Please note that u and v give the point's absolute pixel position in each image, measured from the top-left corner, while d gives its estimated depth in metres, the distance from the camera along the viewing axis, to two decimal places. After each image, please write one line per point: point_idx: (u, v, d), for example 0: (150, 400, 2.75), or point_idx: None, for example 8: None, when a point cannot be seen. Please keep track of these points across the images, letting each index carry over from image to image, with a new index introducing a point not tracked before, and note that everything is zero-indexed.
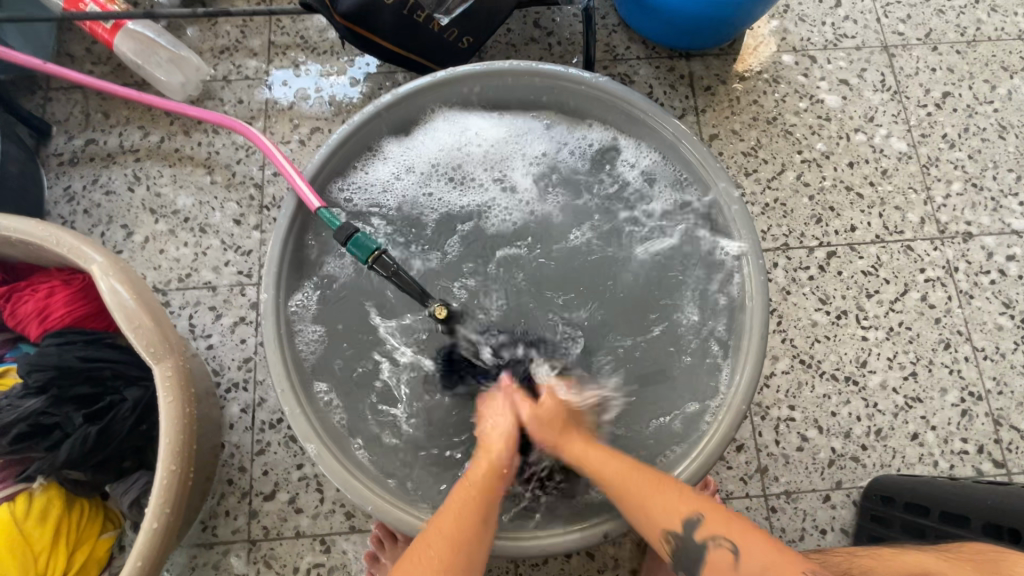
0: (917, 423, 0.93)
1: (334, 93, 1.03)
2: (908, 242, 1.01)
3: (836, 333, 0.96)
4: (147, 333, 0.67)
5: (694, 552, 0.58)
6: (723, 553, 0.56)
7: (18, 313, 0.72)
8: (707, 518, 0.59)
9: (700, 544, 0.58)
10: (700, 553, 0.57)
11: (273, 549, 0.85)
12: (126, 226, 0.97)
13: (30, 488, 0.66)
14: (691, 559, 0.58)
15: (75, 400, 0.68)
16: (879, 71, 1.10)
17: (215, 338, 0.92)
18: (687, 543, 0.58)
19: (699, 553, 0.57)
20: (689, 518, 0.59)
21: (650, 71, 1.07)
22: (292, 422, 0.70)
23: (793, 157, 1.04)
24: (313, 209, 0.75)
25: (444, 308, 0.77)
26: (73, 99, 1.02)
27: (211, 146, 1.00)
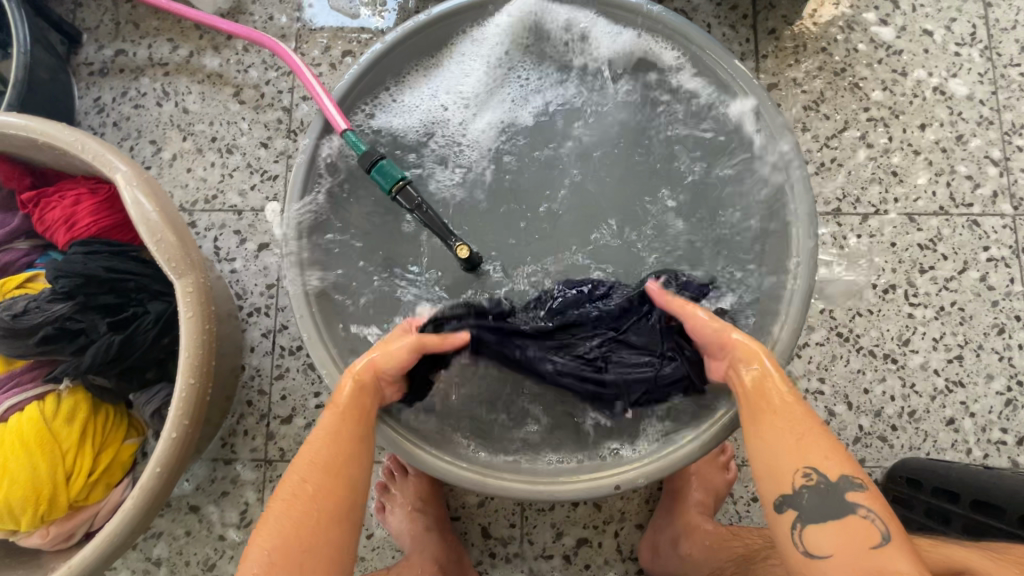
0: (955, 408, 0.88)
1: (367, 14, 0.98)
2: (975, 217, 0.92)
3: (880, 308, 0.90)
4: (169, 247, 0.66)
5: (832, 507, 0.51)
6: (869, 528, 0.50)
7: (47, 219, 0.72)
8: (867, 491, 0.51)
9: (845, 503, 0.51)
10: (838, 510, 0.51)
11: (288, 470, 0.87)
12: (155, 142, 0.96)
13: (57, 390, 0.68)
14: (820, 508, 0.51)
15: (100, 309, 0.69)
16: (970, 21, 0.98)
17: (239, 262, 0.92)
18: (827, 495, 0.51)
19: (833, 511, 0.51)
20: (849, 478, 0.51)
21: (710, 8, 0.98)
22: (311, 348, 0.70)
23: (859, 114, 0.95)
24: (340, 131, 0.72)
25: (467, 248, 0.72)
26: (103, 7, 0.99)
27: (241, 64, 0.97)
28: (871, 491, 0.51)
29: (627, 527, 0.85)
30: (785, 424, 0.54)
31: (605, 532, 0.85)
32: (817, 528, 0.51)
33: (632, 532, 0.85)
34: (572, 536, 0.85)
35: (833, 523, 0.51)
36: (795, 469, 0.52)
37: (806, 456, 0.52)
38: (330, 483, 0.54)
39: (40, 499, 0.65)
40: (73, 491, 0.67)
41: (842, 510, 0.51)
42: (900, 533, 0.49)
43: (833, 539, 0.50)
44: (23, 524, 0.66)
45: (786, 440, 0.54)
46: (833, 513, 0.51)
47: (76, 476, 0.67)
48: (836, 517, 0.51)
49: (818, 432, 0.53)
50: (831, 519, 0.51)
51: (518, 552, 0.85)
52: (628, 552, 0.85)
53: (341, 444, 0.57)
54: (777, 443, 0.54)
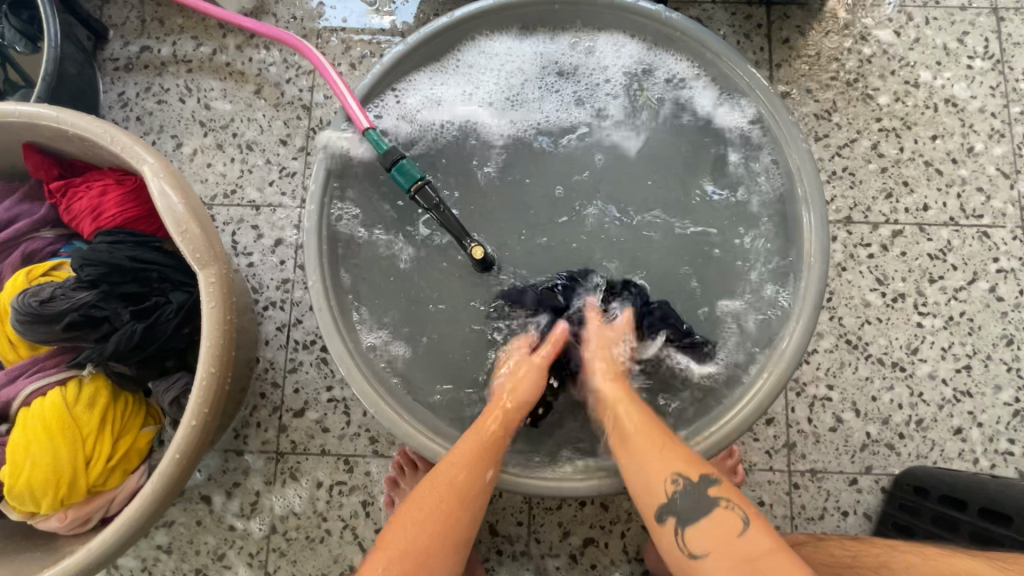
0: (963, 417, 0.88)
1: (387, 16, 0.99)
2: (985, 228, 0.93)
3: (889, 317, 0.91)
4: (194, 239, 0.68)
5: (699, 504, 0.57)
6: (731, 516, 0.56)
7: (74, 209, 0.74)
8: (723, 485, 0.58)
9: (710, 498, 0.57)
10: (707, 507, 0.57)
11: (299, 463, 0.88)
12: (176, 137, 0.98)
13: (79, 376, 0.70)
14: (691, 508, 0.57)
15: (124, 298, 0.70)
16: (983, 35, 0.99)
17: (256, 256, 0.93)
18: (694, 498, 0.57)
19: (702, 508, 0.57)
20: (707, 475, 0.58)
21: (725, 17, 0.99)
22: (328, 341, 0.71)
23: (871, 124, 0.96)
24: (362, 129, 0.73)
25: (481, 249, 0.74)
26: (130, 4, 1.01)
27: (263, 62, 0.99)
28: (725, 483, 0.59)
29: (634, 528, 0.86)
30: (647, 438, 0.62)
31: (612, 532, 0.86)
32: (694, 528, 0.56)
33: (638, 533, 0.86)
34: (579, 535, 0.86)
35: (704, 520, 0.56)
36: (664, 478, 0.58)
37: (670, 465, 0.59)
38: (459, 503, 0.60)
39: (60, 483, 0.66)
40: (92, 476, 0.68)
41: (708, 506, 0.57)
42: (756, 513, 0.56)
43: (709, 535, 0.55)
44: (43, 507, 0.67)
45: (652, 456, 0.60)
46: (702, 511, 0.56)
47: (96, 461, 0.68)
48: (703, 515, 0.56)
49: (674, 442, 0.62)
50: (700, 518, 0.56)
51: (525, 550, 0.86)
52: (634, 553, 0.85)
53: (478, 469, 0.62)
54: (647, 456, 0.60)
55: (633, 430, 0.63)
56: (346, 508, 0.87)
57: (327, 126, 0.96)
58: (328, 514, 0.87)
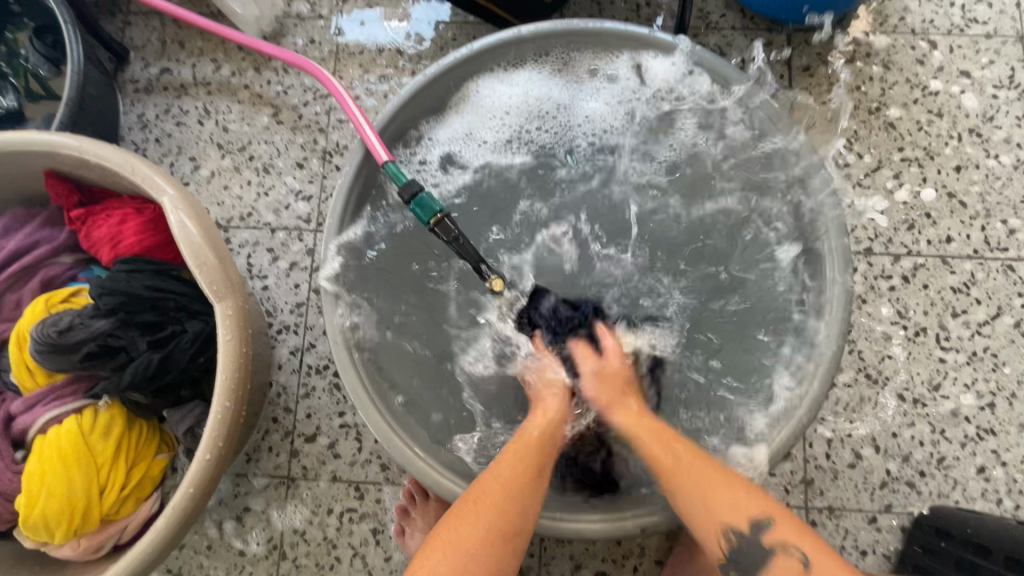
0: (986, 456, 0.86)
1: (404, 38, 0.99)
2: (1010, 261, 0.91)
3: (910, 351, 0.89)
4: (211, 271, 0.68)
5: (757, 556, 0.55)
6: (790, 563, 0.54)
7: (93, 236, 0.75)
8: (776, 523, 0.56)
9: (766, 548, 0.55)
10: (764, 558, 0.55)
11: (310, 489, 0.88)
12: (194, 159, 0.98)
13: (96, 405, 0.70)
14: (750, 561, 0.56)
15: (141, 327, 0.70)
16: (1008, 64, 0.97)
17: (270, 279, 0.93)
18: (748, 543, 0.56)
19: (761, 559, 0.55)
20: (760, 521, 0.56)
21: (745, 44, 0.98)
22: (343, 375, 0.71)
23: (893, 154, 0.95)
24: (380, 161, 0.73)
25: (501, 281, 0.76)
26: (151, 26, 1.02)
27: (281, 85, 0.99)
28: (780, 523, 0.56)
29: (647, 563, 0.85)
30: (683, 482, 0.59)
31: (624, 566, 0.85)
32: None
33: (651, 569, 0.84)
34: (591, 569, 0.85)
35: (766, 574, 0.54)
36: (717, 532, 0.57)
37: (719, 518, 0.57)
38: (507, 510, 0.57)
39: (73, 513, 0.66)
40: (105, 506, 0.68)
41: (764, 556, 0.55)
42: (820, 551, 0.54)
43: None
44: (56, 536, 0.67)
45: (699, 507, 0.58)
46: (763, 564, 0.55)
47: (109, 491, 0.68)
48: (764, 566, 0.55)
49: (716, 480, 0.59)
50: (762, 569, 0.55)
51: None
52: None
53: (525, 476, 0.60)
54: (692, 511, 0.59)
55: (673, 477, 0.60)
56: (357, 535, 0.87)
57: (344, 150, 0.96)
58: (338, 541, 0.87)
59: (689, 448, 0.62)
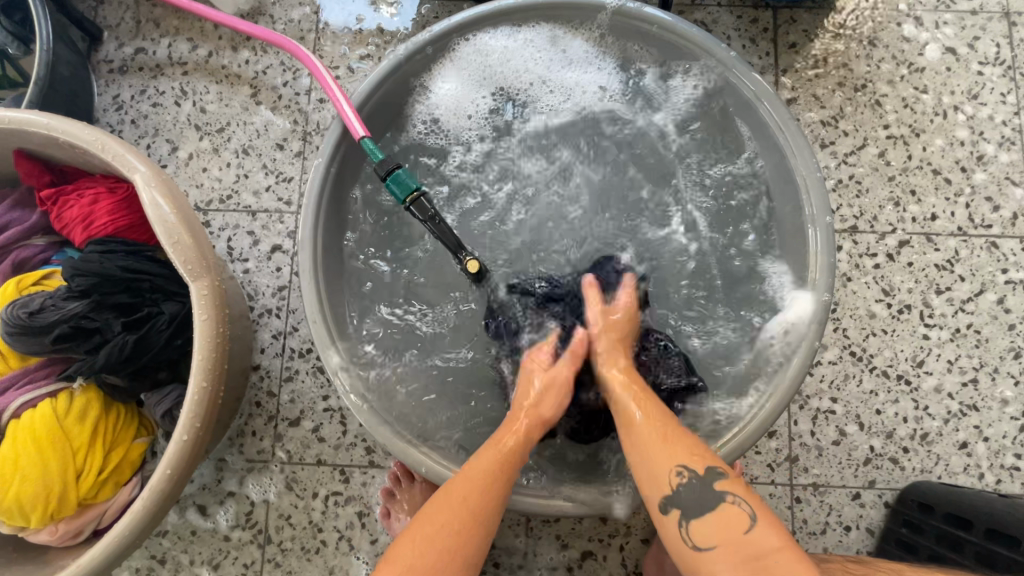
0: (968, 432, 0.87)
1: (385, 16, 0.97)
2: (994, 238, 0.91)
3: (894, 328, 0.89)
4: (185, 250, 0.66)
5: (704, 497, 0.54)
6: (737, 512, 0.53)
7: (65, 217, 0.73)
8: (730, 478, 0.55)
9: (714, 492, 0.54)
10: (710, 502, 0.54)
11: (294, 473, 0.87)
12: (171, 141, 0.96)
13: (70, 388, 0.69)
14: (694, 501, 0.54)
15: (115, 308, 0.69)
16: (993, 40, 0.96)
17: (252, 263, 0.92)
18: (695, 488, 0.55)
19: (707, 503, 0.54)
20: (713, 468, 0.55)
21: (730, 21, 0.97)
22: (323, 355, 0.70)
23: (878, 132, 0.94)
24: (357, 137, 0.71)
25: (477, 264, 0.73)
26: (125, 5, 1.00)
27: (259, 65, 0.97)
28: (733, 478, 0.55)
29: (633, 541, 0.85)
30: (638, 441, 0.59)
31: (610, 545, 0.85)
32: (697, 521, 0.54)
33: (637, 548, 0.84)
34: (577, 548, 0.85)
35: (708, 515, 0.53)
36: (668, 470, 0.56)
37: (674, 457, 0.56)
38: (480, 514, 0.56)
39: (50, 497, 0.65)
40: (83, 490, 0.67)
41: (713, 500, 0.54)
42: (767, 511, 0.53)
43: (715, 529, 0.53)
44: (33, 521, 0.66)
45: (656, 449, 0.57)
46: (708, 505, 0.54)
47: (86, 475, 0.67)
48: (709, 508, 0.54)
49: (679, 434, 0.59)
50: (705, 512, 0.54)
51: (523, 562, 0.85)
52: (633, 567, 0.84)
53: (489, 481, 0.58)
54: (652, 448, 0.57)
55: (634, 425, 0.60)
56: (343, 519, 0.86)
57: (325, 131, 0.95)
58: (323, 525, 0.86)
59: (654, 402, 0.62)
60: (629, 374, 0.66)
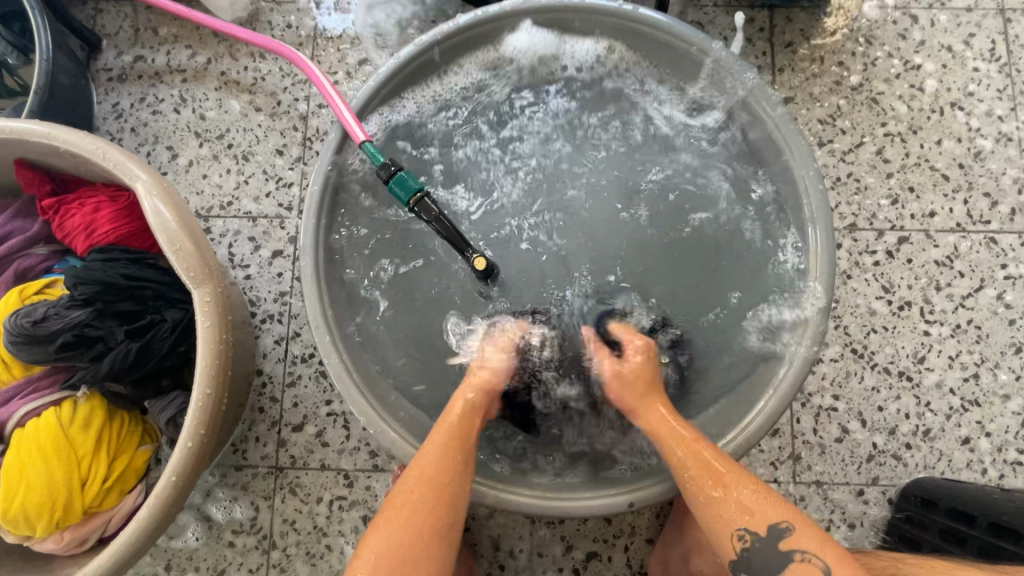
0: (970, 427, 0.87)
1: (383, 21, 0.98)
2: (993, 234, 0.92)
3: (895, 325, 0.90)
4: (187, 257, 0.67)
5: (774, 558, 0.56)
6: (809, 567, 0.55)
7: (66, 226, 0.73)
8: (799, 530, 0.57)
9: (784, 552, 0.56)
10: (782, 562, 0.56)
11: (298, 478, 0.87)
12: (171, 148, 0.97)
13: (74, 396, 0.69)
14: (764, 564, 0.56)
15: (118, 316, 0.69)
16: (989, 37, 0.97)
17: (253, 268, 0.92)
18: (763, 547, 0.56)
19: (778, 561, 0.56)
20: (779, 524, 0.57)
21: (727, 22, 0.98)
22: (326, 360, 0.70)
23: (876, 129, 0.95)
24: (358, 142, 0.72)
25: (484, 260, 0.73)
26: (123, 13, 1.00)
27: (258, 71, 0.97)
28: (802, 529, 0.56)
29: (638, 542, 0.85)
30: (716, 486, 0.60)
31: (615, 545, 0.85)
32: None
33: (642, 548, 0.84)
34: (582, 549, 0.85)
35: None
36: (730, 534, 0.58)
37: (738, 519, 0.58)
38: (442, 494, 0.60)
39: (55, 506, 0.65)
40: (88, 497, 0.67)
41: (784, 560, 0.56)
42: (841, 562, 0.54)
43: None
44: (38, 530, 0.66)
45: (723, 510, 0.59)
46: (778, 565, 0.56)
47: (91, 483, 0.67)
48: (782, 568, 0.56)
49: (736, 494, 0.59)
50: (779, 573, 0.56)
51: (528, 565, 0.85)
52: (638, 567, 0.84)
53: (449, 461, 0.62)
54: (713, 512, 0.60)
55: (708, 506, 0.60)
56: (347, 523, 0.86)
57: (324, 136, 0.95)
58: (328, 529, 0.86)
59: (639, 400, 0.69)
60: (672, 416, 0.66)
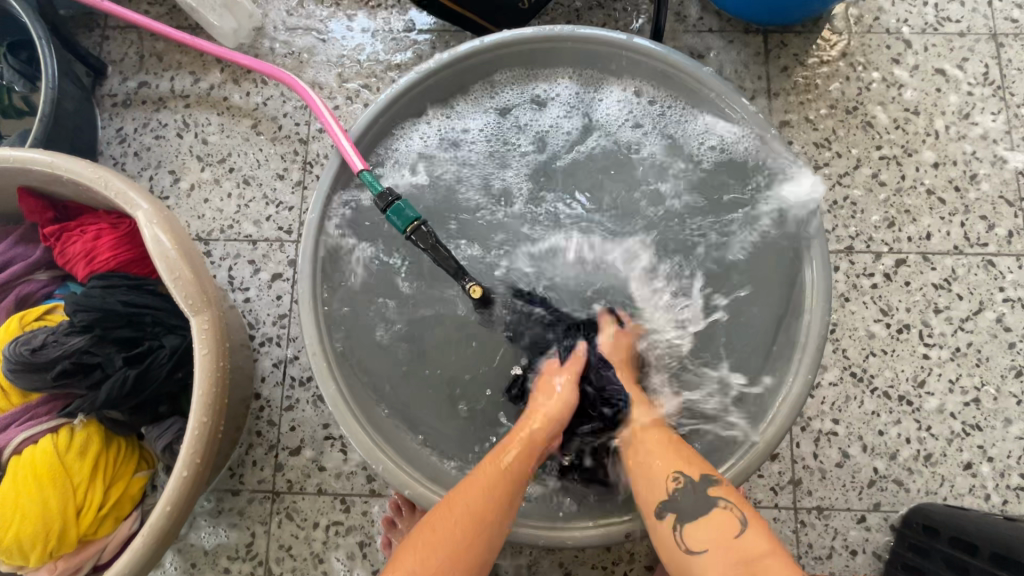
0: (972, 452, 0.86)
1: (383, 48, 0.99)
2: (991, 257, 0.92)
3: (894, 348, 0.89)
4: (186, 285, 0.67)
5: (699, 505, 0.59)
6: (730, 516, 0.58)
7: (67, 252, 0.74)
8: (723, 485, 0.61)
9: (708, 498, 0.60)
10: (705, 506, 0.59)
11: (295, 503, 0.87)
12: (173, 172, 0.98)
13: (71, 424, 0.69)
14: (688, 507, 0.60)
15: (116, 343, 0.70)
16: (982, 61, 0.98)
17: (252, 291, 0.93)
18: (693, 493, 0.60)
19: (702, 508, 0.59)
20: (707, 475, 0.61)
21: (723, 47, 0.99)
22: (322, 388, 0.70)
23: (871, 152, 0.95)
24: (356, 171, 0.73)
25: (480, 290, 0.74)
26: (128, 40, 1.02)
27: (260, 97, 0.99)
28: (727, 487, 0.61)
29: (637, 569, 0.84)
30: (648, 440, 0.67)
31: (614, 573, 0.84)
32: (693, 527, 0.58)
33: None
34: None
35: (703, 520, 0.58)
36: (665, 478, 0.62)
37: (670, 466, 0.63)
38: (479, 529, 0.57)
39: (49, 535, 0.65)
40: (82, 526, 0.67)
41: (707, 506, 0.59)
42: (756, 517, 0.58)
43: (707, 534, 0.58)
44: (32, 559, 0.66)
45: (654, 456, 0.64)
46: (701, 511, 0.59)
47: (86, 512, 0.67)
48: (702, 513, 0.59)
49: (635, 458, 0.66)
50: (699, 516, 0.59)
51: None
52: None
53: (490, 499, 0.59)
54: (647, 460, 0.65)
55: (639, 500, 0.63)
56: (343, 549, 0.85)
57: (324, 160, 0.96)
58: (324, 556, 0.86)
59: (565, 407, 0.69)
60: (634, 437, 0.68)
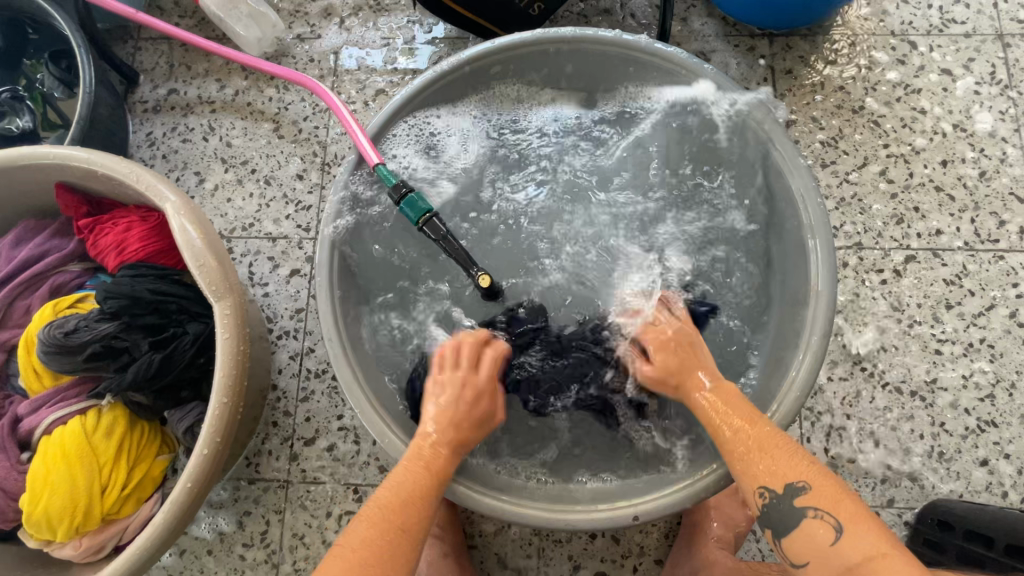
0: (988, 449, 0.85)
1: (399, 55, 1.04)
2: (1002, 253, 0.91)
3: (905, 343, 0.89)
4: (210, 271, 0.70)
5: (790, 517, 0.55)
6: (822, 526, 0.53)
7: (99, 244, 0.78)
8: (812, 491, 0.55)
9: (797, 509, 0.54)
10: (796, 518, 0.54)
11: (309, 491, 0.89)
12: (199, 173, 1.02)
13: (98, 406, 0.72)
14: (783, 519, 0.55)
15: (143, 329, 0.73)
16: (988, 61, 0.99)
17: (271, 286, 0.96)
18: (782, 505, 0.55)
19: (793, 520, 0.54)
20: (795, 483, 0.55)
21: (728, 50, 1.01)
22: (337, 371, 0.72)
23: (878, 151, 0.96)
24: (372, 164, 0.76)
25: (488, 278, 0.76)
26: (159, 50, 1.08)
27: (282, 102, 1.03)
28: (815, 491, 0.54)
29: (647, 562, 0.84)
30: (739, 443, 0.59)
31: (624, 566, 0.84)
32: (788, 539, 0.55)
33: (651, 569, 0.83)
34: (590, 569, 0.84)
35: (794, 531, 0.54)
36: (752, 491, 0.58)
37: (756, 477, 0.57)
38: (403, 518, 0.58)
39: (76, 511, 0.68)
40: (106, 504, 0.69)
41: (795, 518, 0.54)
42: (855, 521, 0.52)
43: (804, 544, 0.54)
44: (58, 534, 0.69)
45: (750, 466, 0.58)
46: (792, 523, 0.54)
47: (110, 491, 0.70)
48: (794, 525, 0.54)
49: (740, 405, 0.63)
50: (792, 528, 0.54)
51: None
52: None
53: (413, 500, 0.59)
54: (737, 463, 0.59)
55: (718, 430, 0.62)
56: None
57: (342, 162, 1.00)
58: None
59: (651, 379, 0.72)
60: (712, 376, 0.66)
